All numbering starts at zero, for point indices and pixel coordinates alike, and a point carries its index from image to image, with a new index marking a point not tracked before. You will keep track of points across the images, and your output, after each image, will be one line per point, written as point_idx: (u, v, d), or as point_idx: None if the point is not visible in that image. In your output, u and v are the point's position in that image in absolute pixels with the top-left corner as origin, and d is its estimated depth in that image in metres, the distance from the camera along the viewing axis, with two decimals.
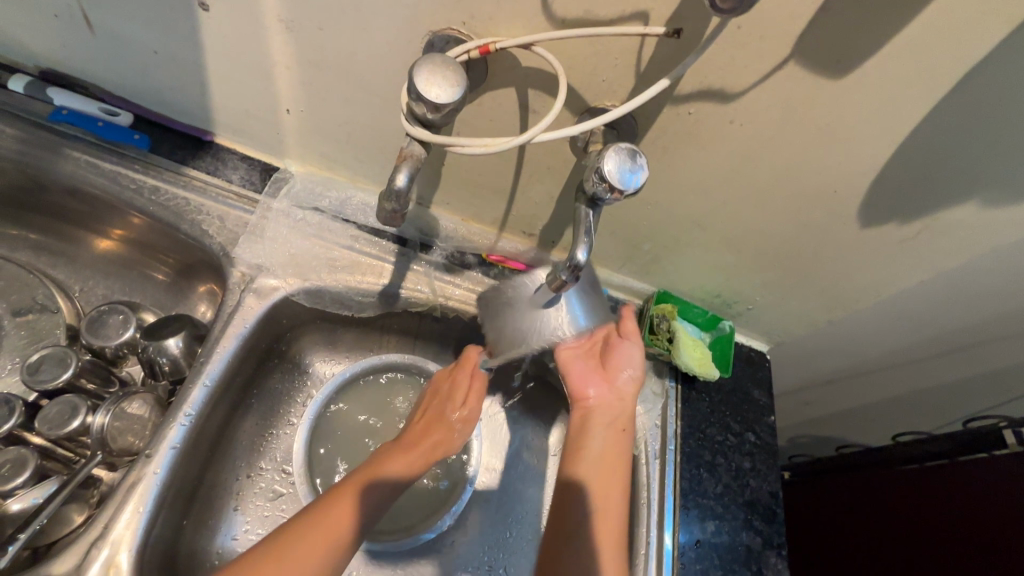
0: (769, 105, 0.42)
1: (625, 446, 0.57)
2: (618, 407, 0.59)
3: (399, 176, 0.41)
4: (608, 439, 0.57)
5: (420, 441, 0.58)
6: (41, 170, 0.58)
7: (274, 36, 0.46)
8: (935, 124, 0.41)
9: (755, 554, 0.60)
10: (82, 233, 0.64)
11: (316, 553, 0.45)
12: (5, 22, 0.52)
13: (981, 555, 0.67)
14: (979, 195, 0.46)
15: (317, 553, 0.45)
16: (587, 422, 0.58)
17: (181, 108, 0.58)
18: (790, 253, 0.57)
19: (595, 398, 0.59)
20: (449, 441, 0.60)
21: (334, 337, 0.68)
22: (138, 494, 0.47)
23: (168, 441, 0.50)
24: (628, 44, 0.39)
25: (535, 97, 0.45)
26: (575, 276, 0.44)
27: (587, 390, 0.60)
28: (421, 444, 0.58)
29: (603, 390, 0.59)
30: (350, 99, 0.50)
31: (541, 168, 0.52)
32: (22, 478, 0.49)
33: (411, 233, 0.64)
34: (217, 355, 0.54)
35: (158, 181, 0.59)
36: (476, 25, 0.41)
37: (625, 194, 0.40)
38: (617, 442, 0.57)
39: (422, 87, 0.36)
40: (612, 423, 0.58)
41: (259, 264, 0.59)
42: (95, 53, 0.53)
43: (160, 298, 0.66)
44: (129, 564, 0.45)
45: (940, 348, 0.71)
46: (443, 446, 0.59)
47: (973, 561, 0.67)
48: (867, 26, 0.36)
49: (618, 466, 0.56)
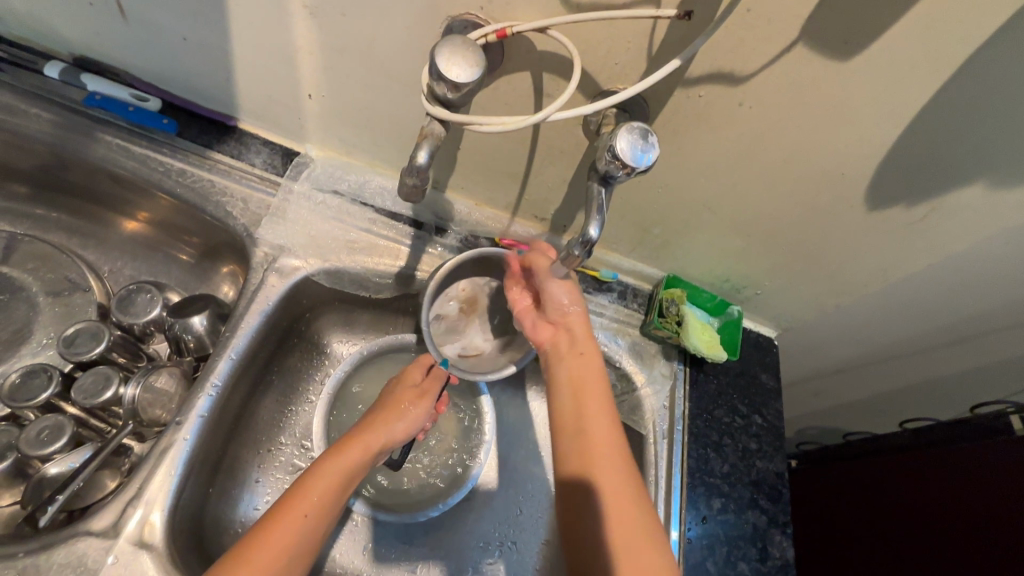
0: (778, 87, 0.43)
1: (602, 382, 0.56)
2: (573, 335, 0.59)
3: (420, 154, 0.43)
4: (573, 376, 0.57)
5: (381, 421, 0.57)
6: (74, 152, 0.60)
7: (298, 22, 0.48)
8: (942, 105, 0.42)
9: (761, 532, 0.62)
10: (111, 215, 0.67)
11: (293, 535, 0.47)
12: (44, 11, 0.55)
13: (989, 543, 0.67)
14: (985, 176, 0.47)
15: (294, 534, 0.47)
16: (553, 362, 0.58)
17: (207, 93, 0.60)
18: (797, 237, 0.58)
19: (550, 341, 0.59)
20: (413, 416, 0.59)
21: (351, 318, 0.70)
22: (169, 459, 0.49)
23: (197, 411, 0.52)
24: (640, 27, 0.41)
25: (549, 80, 0.47)
26: (588, 251, 0.47)
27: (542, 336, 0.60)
28: (383, 420, 0.57)
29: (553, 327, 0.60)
30: (370, 84, 0.52)
31: (554, 151, 0.54)
32: (59, 443, 0.52)
33: (426, 217, 0.66)
34: (241, 330, 0.56)
35: (184, 164, 0.61)
36: (494, 10, 0.42)
37: (636, 172, 0.41)
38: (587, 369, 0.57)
39: (443, 67, 0.38)
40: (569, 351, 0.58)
41: (281, 245, 0.61)
42: (127, 40, 0.55)
43: (184, 279, 0.69)
44: (161, 523, 0.47)
45: (949, 336, 0.71)
46: (408, 421, 0.58)
47: (978, 545, 0.68)
48: (874, 8, 0.37)
49: (592, 393, 0.55)
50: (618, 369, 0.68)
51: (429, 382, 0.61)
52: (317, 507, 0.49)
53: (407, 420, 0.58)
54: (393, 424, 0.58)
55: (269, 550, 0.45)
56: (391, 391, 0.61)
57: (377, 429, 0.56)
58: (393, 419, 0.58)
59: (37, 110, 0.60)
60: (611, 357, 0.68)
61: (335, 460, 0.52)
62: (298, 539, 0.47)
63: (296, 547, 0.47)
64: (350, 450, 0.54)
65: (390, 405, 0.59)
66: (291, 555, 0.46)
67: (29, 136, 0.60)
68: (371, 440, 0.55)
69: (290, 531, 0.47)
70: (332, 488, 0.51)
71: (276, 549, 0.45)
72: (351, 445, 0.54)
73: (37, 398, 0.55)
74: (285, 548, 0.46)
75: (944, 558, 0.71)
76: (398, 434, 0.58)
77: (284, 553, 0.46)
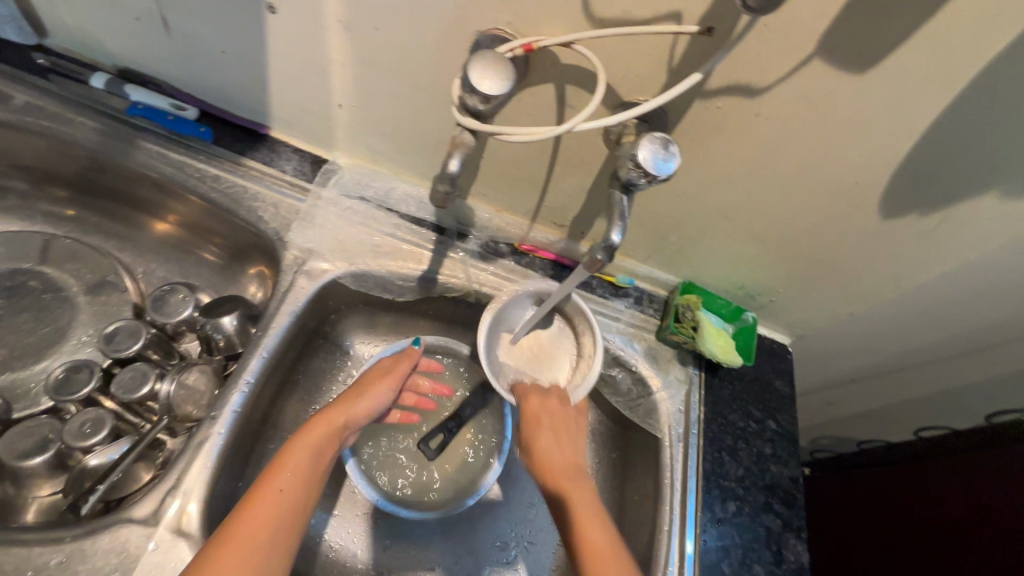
0: (796, 98, 0.45)
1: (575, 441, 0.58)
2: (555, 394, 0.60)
3: (451, 162, 0.45)
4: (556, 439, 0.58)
5: (343, 400, 0.58)
6: (115, 158, 0.63)
7: (333, 36, 0.50)
8: (953, 118, 0.44)
9: (775, 536, 0.62)
10: (146, 218, 0.70)
11: (269, 508, 0.47)
12: (93, 25, 0.58)
13: (1003, 551, 0.67)
14: (997, 187, 0.48)
15: (266, 511, 0.46)
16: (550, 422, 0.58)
17: (241, 103, 0.63)
18: (812, 245, 0.59)
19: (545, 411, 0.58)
20: (376, 392, 0.60)
21: (373, 321, 0.72)
22: (205, 451, 0.52)
23: (230, 406, 0.54)
24: (662, 42, 0.43)
25: (572, 92, 0.49)
26: (610, 255, 0.48)
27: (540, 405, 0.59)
28: (347, 400, 0.58)
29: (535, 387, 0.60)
30: (398, 94, 0.54)
31: (574, 160, 0.55)
32: (99, 436, 0.55)
33: (447, 223, 0.68)
34: (272, 329, 0.59)
35: (219, 170, 0.64)
36: (522, 25, 0.45)
37: (657, 180, 0.43)
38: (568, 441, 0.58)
39: (475, 80, 0.40)
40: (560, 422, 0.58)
41: (309, 248, 0.63)
42: (169, 52, 0.58)
43: (214, 280, 0.71)
44: (197, 513, 0.49)
45: (963, 346, 0.71)
46: (370, 398, 0.59)
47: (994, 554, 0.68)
48: (887, 25, 0.38)
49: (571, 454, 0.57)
50: (634, 373, 0.69)
51: (395, 367, 0.62)
52: (287, 483, 0.49)
53: (369, 397, 0.59)
54: (359, 403, 0.58)
55: (245, 525, 0.45)
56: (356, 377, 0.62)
57: (339, 409, 0.57)
58: (356, 395, 0.59)
59: (82, 118, 0.63)
60: (627, 361, 0.69)
61: (299, 439, 0.53)
62: (270, 513, 0.46)
63: (271, 519, 0.46)
64: (316, 427, 0.54)
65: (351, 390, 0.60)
66: (271, 526, 0.46)
67: (73, 142, 0.63)
68: (335, 415, 0.56)
69: (265, 505, 0.47)
70: (302, 464, 0.51)
71: (251, 525, 0.45)
72: (313, 425, 0.54)
73: (79, 392, 0.58)
74: (260, 523, 0.46)
75: (963, 569, 0.71)
76: (367, 408, 0.58)
77: (263, 527, 0.46)
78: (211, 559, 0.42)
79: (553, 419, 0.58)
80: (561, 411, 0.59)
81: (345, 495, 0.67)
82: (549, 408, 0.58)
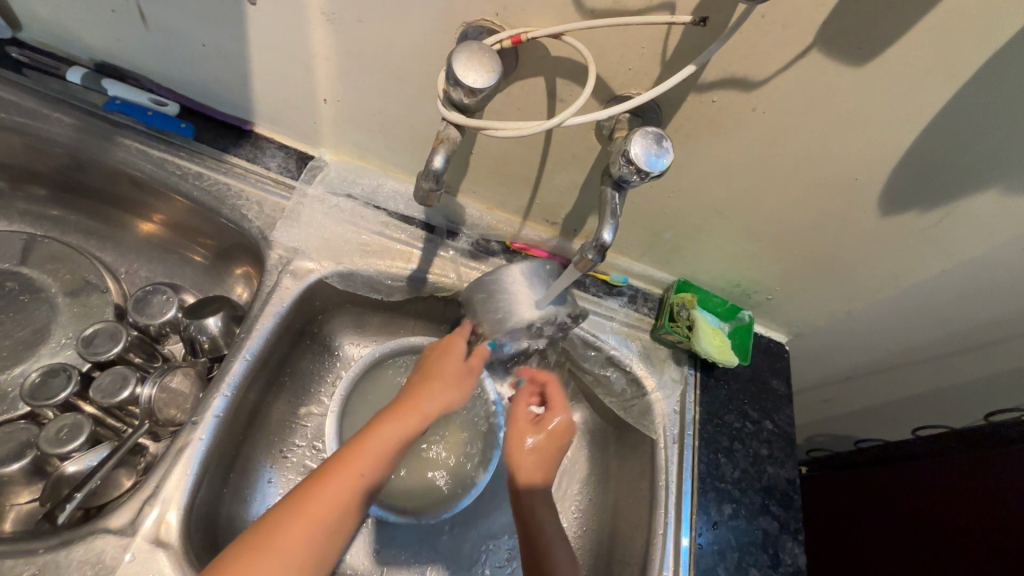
0: (793, 91, 0.43)
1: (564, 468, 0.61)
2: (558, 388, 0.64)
3: (436, 158, 0.43)
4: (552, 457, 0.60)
5: (435, 382, 0.55)
6: (94, 155, 0.61)
7: (316, 29, 0.48)
8: (955, 113, 0.42)
9: (772, 538, 0.61)
10: (129, 218, 0.68)
11: (346, 493, 0.47)
12: (69, 18, 0.56)
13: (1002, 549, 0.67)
14: (997, 184, 0.47)
15: (344, 491, 0.47)
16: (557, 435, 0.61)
17: (222, 98, 0.61)
18: (809, 242, 0.58)
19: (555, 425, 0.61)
20: (468, 386, 0.57)
21: (362, 321, 0.71)
22: (185, 458, 0.50)
23: (212, 411, 0.53)
24: (655, 33, 0.41)
25: (563, 86, 0.47)
26: (602, 255, 0.47)
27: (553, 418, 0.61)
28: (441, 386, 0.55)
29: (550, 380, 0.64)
30: (384, 89, 0.53)
31: (566, 155, 0.54)
32: (77, 442, 0.53)
33: (437, 221, 0.67)
34: (256, 331, 0.57)
35: (202, 168, 0.62)
36: (510, 16, 0.43)
37: (650, 177, 0.42)
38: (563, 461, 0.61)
39: (460, 72, 0.39)
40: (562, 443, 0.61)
41: (295, 247, 0.62)
42: (148, 46, 0.57)
43: (199, 280, 0.70)
44: (177, 522, 0.48)
45: (960, 344, 0.70)
46: (463, 391, 0.56)
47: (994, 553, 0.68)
48: (887, 17, 0.37)
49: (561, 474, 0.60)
50: (628, 374, 0.68)
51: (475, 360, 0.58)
52: (369, 470, 0.49)
53: (464, 388, 0.56)
54: (451, 393, 0.55)
55: (319, 504, 0.45)
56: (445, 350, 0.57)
57: (429, 392, 0.54)
58: (453, 386, 0.55)
59: (58, 114, 0.61)
60: (621, 361, 0.68)
61: (387, 425, 0.51)
62: (348, 497, 0.47)
63: (345, 503, 0.47)
64: (408, 415, 0.52)
65: (445, 378, 0.55)
66: (343, 510, 0.47)
67: (51, 139, 0.61)
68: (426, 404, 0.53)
69: (343, 487, 0.47)
70: (384, 453, 0.50)
71: (330, 503, 0.46)
72: (402, 415, 0.52)
73: (56, 397, 0.56)
74: (331, 510, 0.46)
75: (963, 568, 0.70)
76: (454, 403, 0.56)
77: (338, 507, 0.46)
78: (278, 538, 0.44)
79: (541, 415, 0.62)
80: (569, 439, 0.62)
81: None
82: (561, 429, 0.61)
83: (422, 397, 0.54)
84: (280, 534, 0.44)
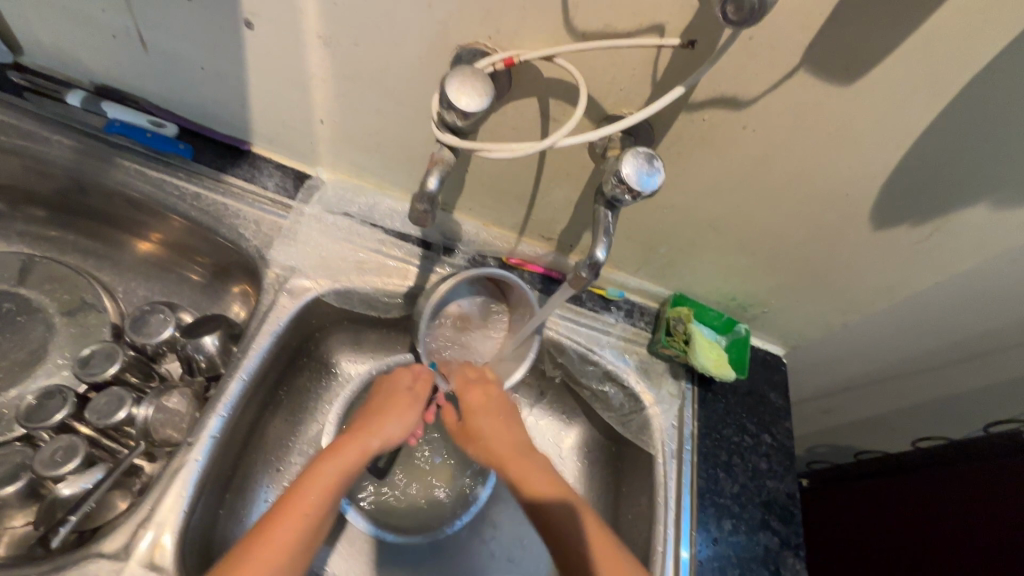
0: (782, 110, 0.44)
1: (511, 426, 0.60)
2: (486, 394, 0.61)
3: (430, 180, 0.44)
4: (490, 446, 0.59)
5: (377, 420, 0.57)
6: (93, 176, 0.62)
7: (312, 51, 0.49)
8: (942, 130, 0.43)
9: (773, 554, 0.61)
10: (125, 237, 0.69)
11: (293, 538, 0.46)
12: (69, 42, 0.57)
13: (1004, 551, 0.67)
14: (987, 197, 0.47)
15: (293, 536, 0.46)
16: (477, 411, 0.60)
17: (221, 119, 0.62)
18: (802, 256, 0.59)
19: (473, 401, 0.61)
20: (409, 417, 0.58)
21: (359, 337, 0.70)
22: (181, 479, 0.50)
23: (207, 432, 0.52)
24: (645, 54, 0.42)
25: (556, 106, 0.48)
26: (595, 273, 0.48)
27: (469, 401, 0.61)
28: (380, 422, 0.57)
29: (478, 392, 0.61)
30: (379, 109, 0.53)
31: (560, 173, 0.54)
32: (73, 464, 0.53)
33: (434, 237, 0.67)
34: (252, 350, 0.57)
35: (199, 188, 0.63)
36: (502, 39, 0.44)
37: (642, 196, 0.42)
38: (503, 428, 0.60)
39: (453, 96, 0.39)
40: (494, 409, 0.60)
41: (292, 265, 0.62)
42: (147, 69, 0.57)
43: (196, 298, 0.70)
44: (172, 545, 0.48)
45: (959, 355, 0.70)
46: (404, 423, 0.58)
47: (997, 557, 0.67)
48: (868, 39, 0.38)
49: (505, 428, 0.60)
50: (626, 388, 0.68)
51: (420, 388, 0.60)
52: (317, 509, 0.48)
53: (404, 421, 0.58)
54: (389, 423, 0.57)
55: (266, 553, 0.45)
56: (385, 388, 0.60)
57: (374, 430, 0.56)
58: (390, 419, 0.57)
59: (58, 136, 0.61)
60: (618, 376, 0.68)
61: (330, 461, 0.51)
62: (298, 541, 0.47)
63: (295, 548, 0.46)
64: (352, 448, 0.53)
65: (383, 411, 0.58)
66: (294, 554, 0.46)
67: (49, 161, 0.61)
68: (370, 439, 0.55)
69: (290, 532, 0.46)
70: (331, 490, 0.50)
71: (281, 547, 0.46)
72: (347, 449, 0.53)
73: (51, 419, 0.56)
74: (282, 553, 0.45)
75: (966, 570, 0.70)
76: (396, 432, 0.57)
77: (287, 553, 0.46)
78: None
79: (499, 435, 0.59)
80: (497, 393, 0.61)
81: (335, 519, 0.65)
82: (487, 397, 0.61)
83: (360, 433, 0.55)
84: None
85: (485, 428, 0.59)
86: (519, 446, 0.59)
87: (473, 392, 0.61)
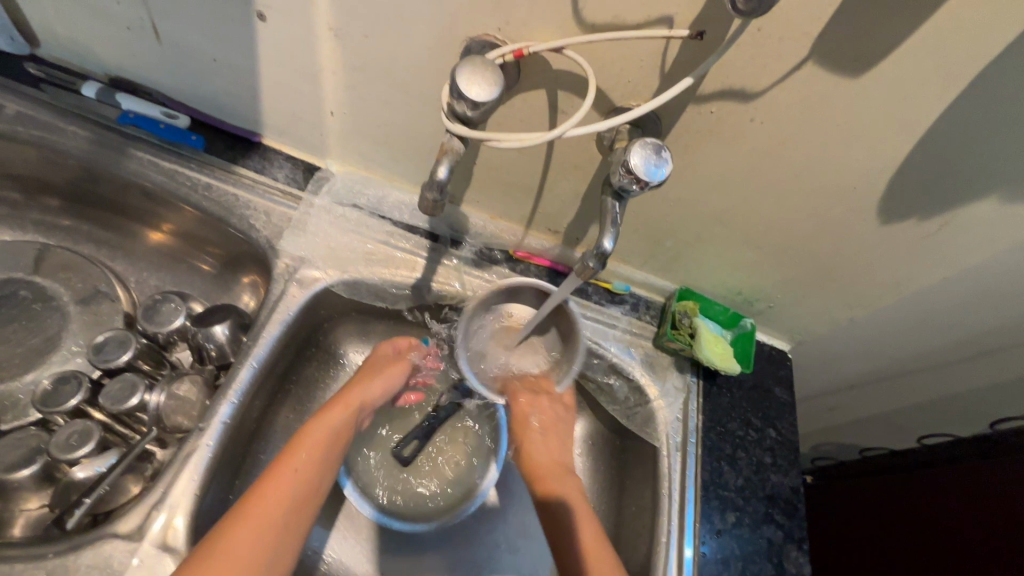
0: (790, 102, 0.44)
1: (561, 443, 0.65)
2: (548, 409, 0.66)
3: (440, 169, 0.45)
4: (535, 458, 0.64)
5: (357, 382, 0.60)
6: (106, 166, 0.62)
7: (323, 43, 0.50)
8: (951, 123, 0.43)
9: (777, 548, 0.61)
10: (138, 227, 0.70)
11: (287, 487, 0.48)
12: (85, 34, 0.58)
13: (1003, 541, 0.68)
14: (996, 191, 0.47)
15: (286, 486, 0.48)
16: (531, 419, 0.65)
17: (232, 111, 0.63)
18: (809, 251, 0.59)
19: (534, 413, 0.65)
20: (391, 376, 0.63)
21: (368, 328, 0.71)
22: (193, 464, 0.51)
23: (219, 418, 0.53)
24: (654, 46, 0.42)
25: (565, 98, 0.48)
26: (602, 263, 0.47)
27: (530, 415, 0.65)
28: (364, 381, 0.60)
29: (542, 408, 0.65)
30: (389, 101, 0.54)
31: (568, 166, 0.55)
32: (87, 447, 0.54)
33: (442, 229, 0.68)
34: (262, 339, 0.58)
35: (211, 179, 0.64)
36: (512, 30, 0.44)
37: (650, 186, 0.42)
38: (554, 445, 0.65)
39: (464, 86, 0.40)
40: (547, 423, 0.65)
41: (302, 256, 0.63)
42: (161, 61, 0.58)
43: (207, 289, 0.71)
44: (184, 527, 0.48)
45: (965, 352, 0.70)
46: (386, 382, 0.62)
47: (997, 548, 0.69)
48: (877, 31, 0.38)
49: (556, 442, 0.65)
50: (631, 381, 0.68)
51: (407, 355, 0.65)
52: (308, 459, 0.51)
53: (386, 377, 0.62)
54: (371, 383, 0.61)
55: (262, 501, 0.46)
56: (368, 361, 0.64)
57: (355, 389, 0.59)
58: (372, 378, 0.61)
59: (73, 128, 0.62)
60: (623, 369, 0.68)
61: (316, 419, 0.54)
62: (292, 489, 0.48)
63: (291, 497, 0.48)
64: (335, 406, 0.56)
65: (365, 375, 0.62)
66: (290, 503, 0.47)
67: (64, 152, 0.62)
68: (352, 396, 0.58)
69: (284, 481, 0.48)
70: (321, 443, 0.52)
71: (276, 496, 0.47)
72: (332, 406, 0.56)
73: (66, 404, 0.57)
74: (280, 500, 0.47)
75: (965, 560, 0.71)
76: (379, 393, 0.61)
77: (282, 502, 0.47)
78: (234, 535, 0.44)
79: (544, 449, 0.64)
80: (550, 411, 0.66)
81: (342, 507, 0.66)
82: (538, 410, 0.65)
83: (344, 393, 0.58)
84: (232, 528, 0.44)
85: (535, 441, 0.65)
86: (563, 462, 0.64)
87: (529, 398, 0.65)
